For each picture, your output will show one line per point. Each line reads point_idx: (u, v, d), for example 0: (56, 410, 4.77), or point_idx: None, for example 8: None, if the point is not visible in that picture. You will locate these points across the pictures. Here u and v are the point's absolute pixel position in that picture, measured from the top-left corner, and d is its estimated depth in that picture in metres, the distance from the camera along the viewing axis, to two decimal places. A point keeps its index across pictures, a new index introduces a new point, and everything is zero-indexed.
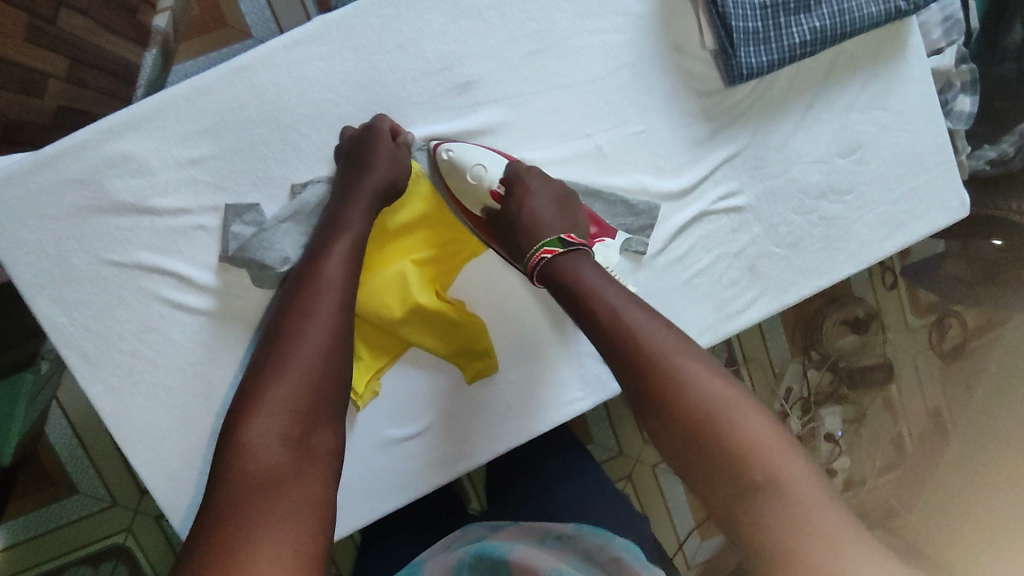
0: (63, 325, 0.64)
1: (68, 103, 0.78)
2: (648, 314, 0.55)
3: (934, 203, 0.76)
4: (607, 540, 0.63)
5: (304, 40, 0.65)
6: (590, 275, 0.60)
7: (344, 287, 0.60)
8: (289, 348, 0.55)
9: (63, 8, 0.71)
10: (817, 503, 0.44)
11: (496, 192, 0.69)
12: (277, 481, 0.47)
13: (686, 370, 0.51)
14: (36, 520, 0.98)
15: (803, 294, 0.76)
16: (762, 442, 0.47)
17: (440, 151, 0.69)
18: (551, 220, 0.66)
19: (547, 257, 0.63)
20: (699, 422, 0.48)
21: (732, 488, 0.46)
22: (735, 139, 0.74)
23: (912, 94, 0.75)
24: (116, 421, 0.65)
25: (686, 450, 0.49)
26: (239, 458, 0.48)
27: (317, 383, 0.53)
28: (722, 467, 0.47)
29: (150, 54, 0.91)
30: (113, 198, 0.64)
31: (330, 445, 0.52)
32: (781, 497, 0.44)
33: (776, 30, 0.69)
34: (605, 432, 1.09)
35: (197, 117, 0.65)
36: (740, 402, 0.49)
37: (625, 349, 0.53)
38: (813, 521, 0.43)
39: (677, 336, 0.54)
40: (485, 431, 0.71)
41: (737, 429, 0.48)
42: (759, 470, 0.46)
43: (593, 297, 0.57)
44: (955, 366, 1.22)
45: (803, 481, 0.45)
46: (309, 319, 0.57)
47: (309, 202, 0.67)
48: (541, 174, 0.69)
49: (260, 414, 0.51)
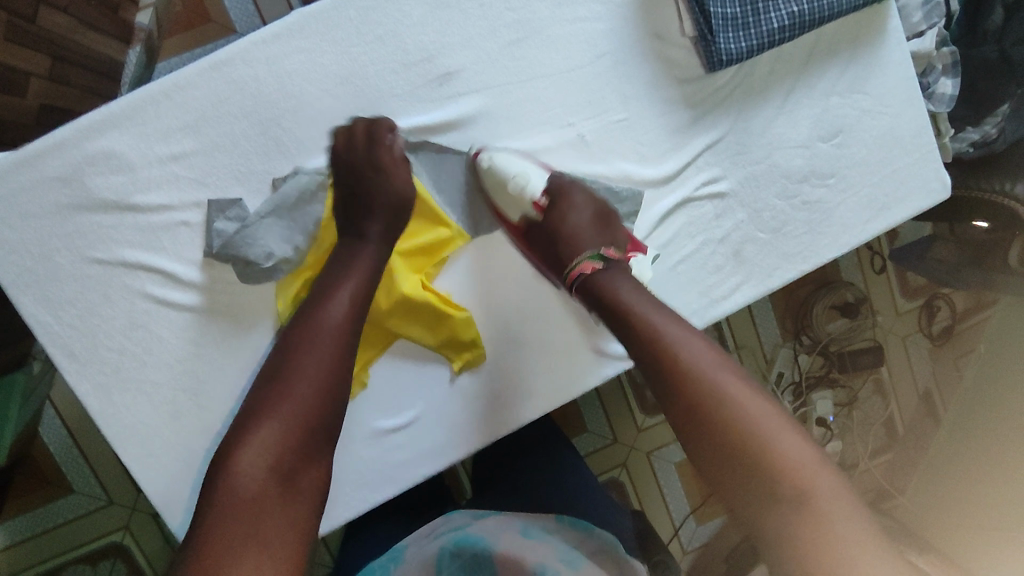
0: (49, 323, 0.64)
1: (50, 101, 0.78)
2: (685, 330, 0.59)
3: (916, 185, 0.77)
4: (586, 532, 0.66)
5: (283, 34, 0.65)
6: (626, 289, 0.62)
7: (347, 327, 0.62)
8: (287, 385, 0.58)
9: (42, 6, 0.71)
10: (842, 517, 0.48)
11: (540, 204, 0.68)
12: (258, 507, 0.51)
13: (721, 385, 0.54)
14: (33, 520, 0.98)
15: (788, 278, 0.76)
16: (790, 457, 0.50)
17: (484, 158, 0.70)
18: (591, 237, 0.67)
19: (586, 271, 0.64)
20: (730, 435, 0.52)
21: (759, 498, 0.50)
22: (717, 125, 0.74)
23: (892, 76, 0.76)
24: (104, 417, 0.65)
25: (715, 462, 0.52)
26: (227, 486, 0.52)
27: (306, 420, 0.56)
28: (750, 478, 0.51)
29: (133, 52, 0.95)
30: (95, 195, 0.64)
31: (315, 482, 0.55)
32: (808, 510, 0.48)
33: (754, 16, 0.69)
34: (598, 419, 1.10)
35: (178, 113, 0.65)
36: (773, 417, 0.53)
37: (659, 360, 0.57)
38: (838, 534, 0.47)
39: (713, 352, 0.57)
40: (481, 425, 0.71)
41: (767, 442, 0.51)
42: (788, 483, 0.49)
43: (628, 309, 0.60)
44: (945, 347, 1.23)
45: (830, 495, 0.49)
46: (307, 354, 0.59)
47: (290, 196, 0.67)
48: (585, 190, 0.70)
49: (249, 445, 0.54)
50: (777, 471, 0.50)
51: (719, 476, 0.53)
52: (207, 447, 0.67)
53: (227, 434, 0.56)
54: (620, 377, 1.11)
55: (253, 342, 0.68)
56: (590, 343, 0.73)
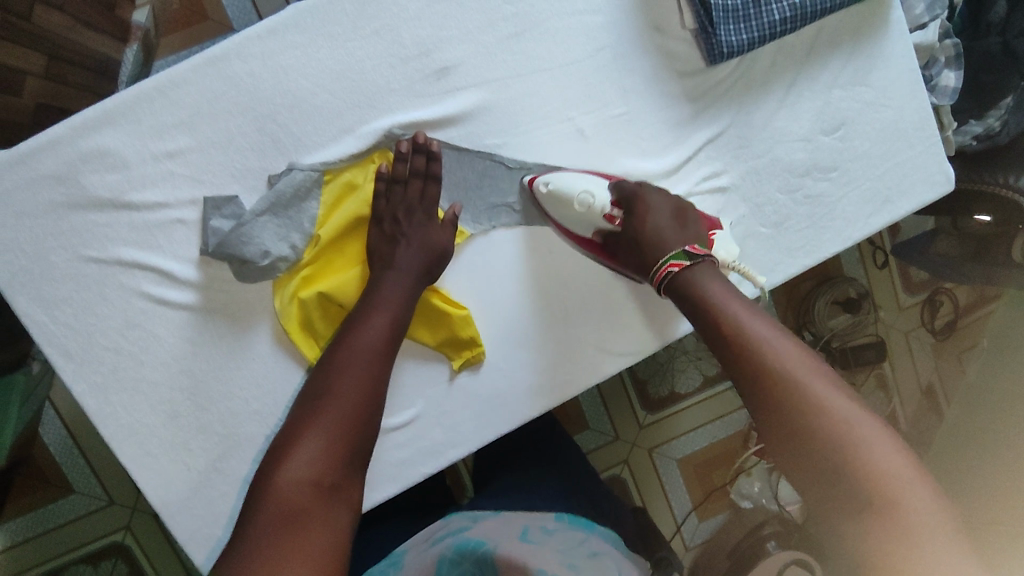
0: (44, 323, 0.63)
1: (48, 101, 0.77)
2: (776, 332, 0.57)
3: (920, 177, 0.76)
4: (586, 533, 0.65)
5: (278, 29, 0.64)
6: (718, 291, 0.61)
7: (386, 350, 0.62)
8: (328, 402, 0.58)
9: (38, 4, 0.70)
10: (931, 540, 0.45)
11: (612, 216, 0.68)
12: (299, 521, 0.51)
13: (814, 391, 0.53)
14: (33, 521, 0.98)
15: (790, 273, 0.76)
16: (882, 470, 0.49)
17: (541, 184, 0.69)
18: (673, 236, 0.66)
19: (675, 270, 0.63)
20: (818, 441, 0.51)
21: (847, 513, 0.49)
22: (719, 119, 0.73)
23: (894, 68, 0.75)
24: (101, 417, 0.65)
25: (803, 468, 0.51)
26: (271, 497, 0.52)
27: (347, 438, 0.57)
28: (838, 486, 0.49)
29: (132, 50, 0.90)
30: (90, 193, 0.64)
31: (352, 498, 0.55)
32: (894, 527, 0.46)
33: (755, 7, 0.68)
34: (599, 415, 1.10)
35: (172, 110, 0.64)
36: (871, 428, 0.51)
37: (744, 359, 0.56)
38: (933, 561, 0.44)
39: (805, 355, 0.56)
40: (497, 417, 0.71)
41: (860, 451, 0.50)
42: (876, 497, 0.48)
43: (719, 309, 0.59)
44: (948, 342, 1.22)
45: (921, 516, 0.47)
46: (348, 373, 0.60)
47: (285, 193, 0.66)
48: (656, 191, 0.69)
49: (295, 459, 0.54)
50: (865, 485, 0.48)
51: (804, 480, 0.52)
52: (205, 447, 0.67)
53: (269, 452, 0.57)
54: (622, 373, 1.11)
55: (252, 340, 0.67)
56: (590, 339, 0.72)
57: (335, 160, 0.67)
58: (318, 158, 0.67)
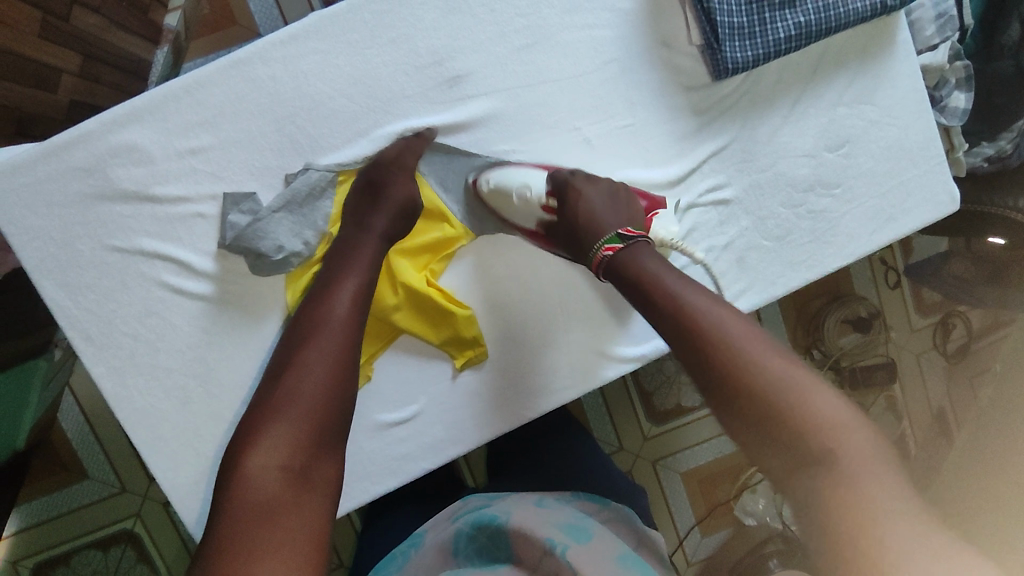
0: (68, 307, 0.67)
1: (80, 97, 0.81)
2: (709, 300, 0.58)
3: (925, 197, 0.77)
4: (603, 505, 0.70)
5: (300, 35, 0.67)
6: (652, 265, 0.61)
7: (351, 325, 0.63)
8: (292, 383, 0.60)
9: (75, 6, 0.74)
10: (879, 484, 0.45)
11: (547, 205, 0.70)
12: (275, 509, 0.52)
13: (751, 353, 0.53)
14: (49, 503, 1.01)
15: (792, 286, 0.77)
16: (823, 423, 0.49)
17: (483, 182, 0.72)
18: (608, 219, 0.66)
19: (608, 255, 0.64)
20: (759, 400, 0.51)
21: (791, 464, 0.48)
22: (723, 133, 0.75)
23: (900, 89, 0.76)
24: (117, 400, 0.68)
25: (746, 426, 0.51)
26: (238, 489, 0.53)
27: (315, 422, 0.58)
28: (784, 444, 0.49)
29: (161, 51, 0.97)
30: (116, 186, 0.67)
31: (327, 476, 0.57)
32: (841, 477, 0.46)
33: (761, 25, 0.70)
34: (605, 425, 1.11)
35: (197, 110, 0.67)
36: (808, 383, 0.51)
37: (683, 329, 0.56)
38: (871, 506, 0.44)
39: (739, 321, 0.56)
40: (498, 415, 0.73)
41: (802, 407, 0.50)
42: (820, 449, 0.48)
43: (658, 283, 0.59)
44: (960, 366, 1.21)
45: (866, 462, 0.47)
46: (312, 352, 0.61)
47: (302, 191, 0.69)
48: (587, 179, 0.69)
49: (261, 446, 0.56)
50: (802, 437, 0.49)
51: (752, 443, 0.51)
52: (215, 434, 0.69)
53: (234, 443, 0.58)
54: (627, 379, 1.12)
55: (263, 332, 0.70)
56: (590, 346, 0.74)
57: (350, 162, 0.71)
58: (334, 159, 0.70)
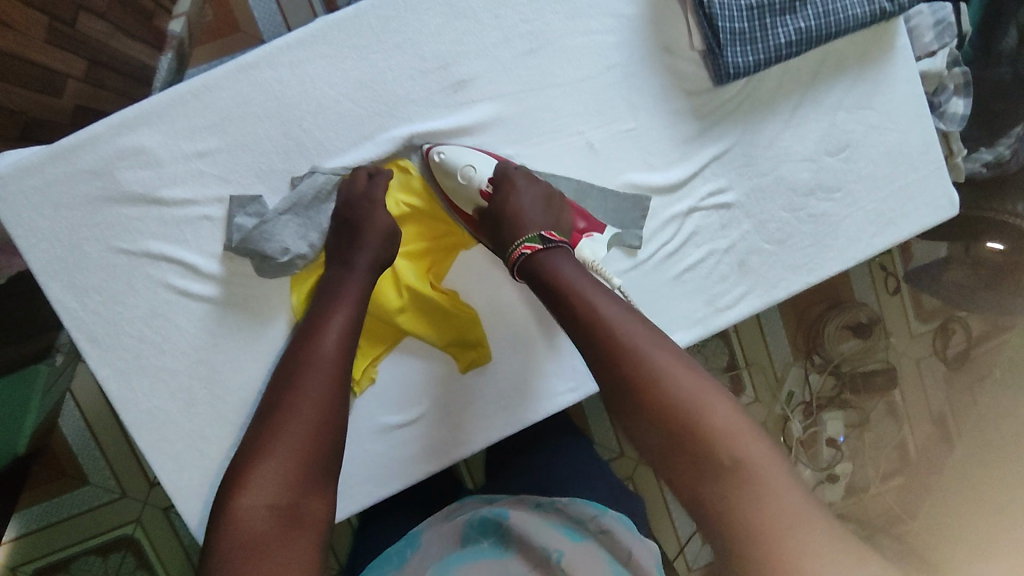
0: (75, 308, 0.67)
1: (85, 102, 0.82)
2: (621, 307, 0.57)
3: (925, 202, 0.78)
4: (598, 511, 0.68)
5: (307, 39, 0.68)
6: (566, 267, 0.62)
7: (341, 360, 0.63)
8: (281, 422, 0.58)
9: (82, 12, 0.75)
10: (784, 490, 0.47)
11: (485, 191, 0.70)
12: (264, 547, 0.50)
13: (658, 362, 0.53)
14: (47, 510, 1.01)
15: (793, 290, 0.77)
16: (723, 430, 0.50)
17: (433, 154, 0.71)
18: (533, 219, 0.67)
19: (527, 253, 0.64)
20: (671, 412, 0.51)
21: (703, 478, 0.49)
22: (724, 137, 0.76)
23: (899, 93, 0.77)
24: (123, 402, 0.68)
25: (659, 439, 0.51)
26: (226, 529, 0.51)
27: (305, 456, 0.56)
28: (690, 456, 0.49)
29: (166, 58, 0.96)
30: (124, 188, 0.67)
31: (318, 513, 0.54)
32: (749, 488, 0.47)
33: (761, 31, 0.71)
34: (606, 431, 1.10)
35: (204, 114, 0.68)
36: (707, 390, 0.52)
37: (596, 336, 0.55)
38: (778, 514, 0.46)
39: (648, 329, 0.55)
40: (500, 420, 0.73)
41: (706, 416, 0.50)
42: (726, 454, 0.49)
43: (573, 289, 0.59)
44: (959, 372, 1.21)
45: (769, 469, 0.48)
46: (302, 387, 0.60)
47: (307, 193, 0.70)
48: (527, 175, 0.71)
49: (247, 487, 0.53)
50: (711, 448, 0.49)
51: (661, 454, 0.51)
52: (220, 436, 0.69)
53: (222, 483, 0.55)
54: None
55: (268, 334, 0.70)
56: None
57: (355, 165, 0.72)
58: (340, 162, 0.71)
